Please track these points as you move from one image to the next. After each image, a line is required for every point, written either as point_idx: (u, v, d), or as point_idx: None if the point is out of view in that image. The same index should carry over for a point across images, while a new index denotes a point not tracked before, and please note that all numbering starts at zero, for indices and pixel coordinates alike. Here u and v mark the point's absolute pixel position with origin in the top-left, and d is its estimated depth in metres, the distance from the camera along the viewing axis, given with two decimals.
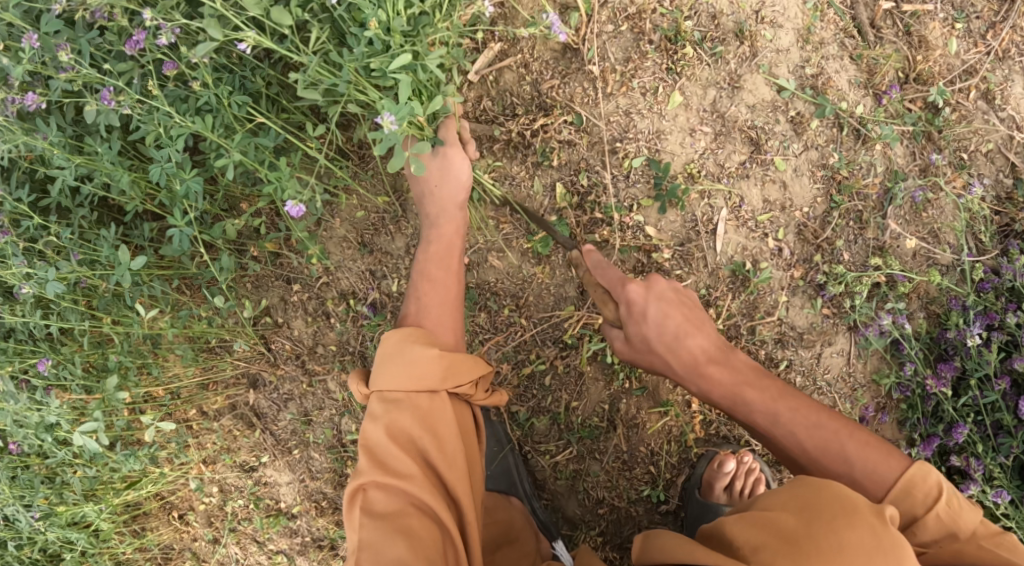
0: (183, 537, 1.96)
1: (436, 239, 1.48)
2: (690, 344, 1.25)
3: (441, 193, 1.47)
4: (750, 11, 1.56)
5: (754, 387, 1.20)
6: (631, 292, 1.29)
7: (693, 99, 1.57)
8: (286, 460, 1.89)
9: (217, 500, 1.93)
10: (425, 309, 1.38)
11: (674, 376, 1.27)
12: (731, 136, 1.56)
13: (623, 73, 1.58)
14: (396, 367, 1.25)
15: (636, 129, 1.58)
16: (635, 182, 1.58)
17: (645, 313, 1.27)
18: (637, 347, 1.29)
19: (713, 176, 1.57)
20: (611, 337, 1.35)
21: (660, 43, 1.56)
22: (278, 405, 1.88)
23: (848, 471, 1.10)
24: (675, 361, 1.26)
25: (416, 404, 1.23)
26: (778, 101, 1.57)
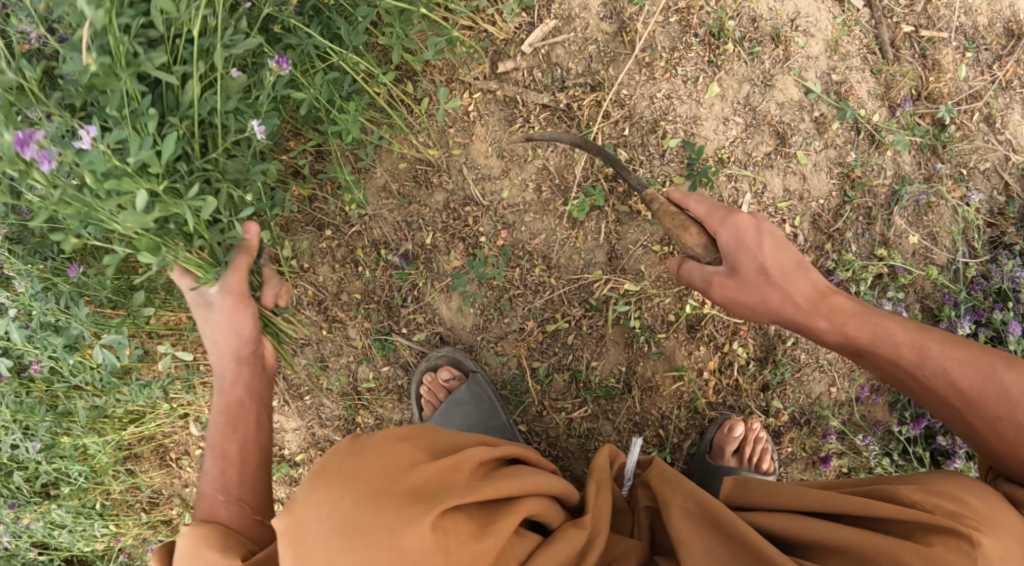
0: (173, 482, 2.01)
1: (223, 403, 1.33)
2: (802, 281, 1.27)
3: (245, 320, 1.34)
4: (786, 19, 1.72)
5: (894, 321, 1.25)
6: (730, 228, 1.26)
7: (729, 92, 1.70)
8: (297, 406, 1.92)
9: (215, 447, 2.02)
10: (218, 483, 1.24)
11: (791, 313, 1.27)
12: (761, 128, 1.70)
13: (669, 60, 1.70)
14: (229, 465, 1.26)
15: (675, 112, 1.70)
16: (669, 160, 1.71)
17: (759, 242, 1.25)
18: (749, 280, 1.26)
19: (741, 162, 1.70)
20: (705, 272, 1.30)
21: (704, 37, 1.70)
22: (293, 349, 1.91)
23: (1011, 412, 1.14)
24: (792, 294, 1.27)
25: (209, 539, 1.14)
26: (804, 102, 1.70)
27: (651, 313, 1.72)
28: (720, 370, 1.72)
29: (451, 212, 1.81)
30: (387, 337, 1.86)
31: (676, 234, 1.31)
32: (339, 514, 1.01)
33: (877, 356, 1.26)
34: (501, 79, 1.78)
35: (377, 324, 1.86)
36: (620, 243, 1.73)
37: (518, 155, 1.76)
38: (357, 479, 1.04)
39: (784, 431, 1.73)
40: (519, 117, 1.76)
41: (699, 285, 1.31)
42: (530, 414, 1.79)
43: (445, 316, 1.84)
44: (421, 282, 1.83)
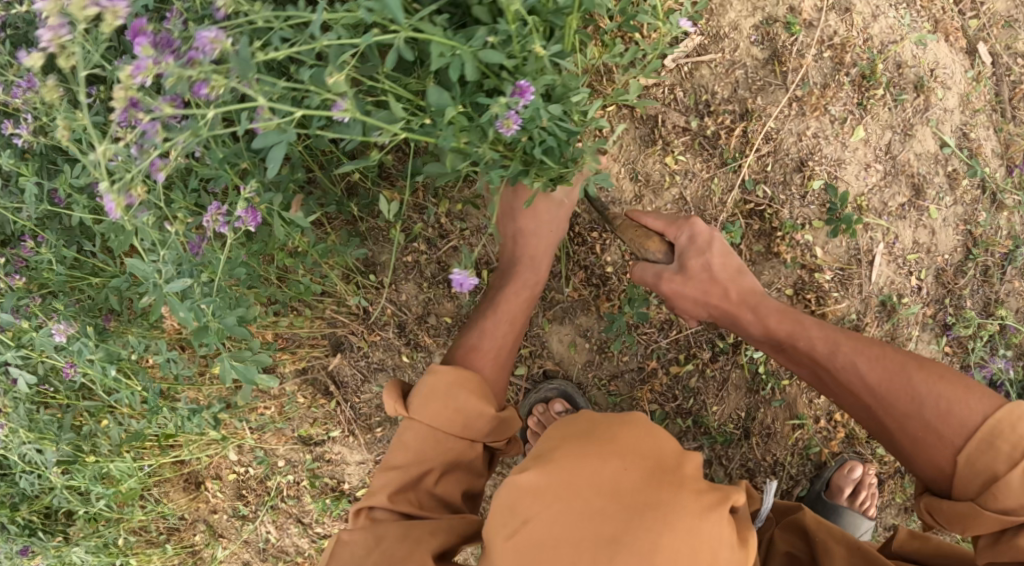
0: (199, 508, 2.03)
1: (519, 279, 1.49)
2: (746, 282, 1.34)
3: (543, 236, 1.50)
4: (927, 67, 1.68)
5: (817, 323, 1.27)
6: (687, 233, 1.34)
7: (873, 137, 1.66)
8: (362, 437, 1.88)
9: (259, 473, 1.97)
10: (495, 346, 1.41)
11: (732, 311, 1.33)
12: (898, 178, 1.67)
13: (821, 98, 1.63)
14: (509, 331, 1.44)
15: (821, 153, 1.64)
16: (810, 202, 1.65)
17: (709, 245, 1.33)
18: (695, 275, 1.32)
19: (876, 212, 1.67)
20: (654, 270, 1.36)
21: (856, 78, 1.64)
22: (364, 374, 1.86)
23: (918, 404, 1.10)
24: (731, 291, 1.33)
25: (466, 385, 1.28)
26: (939, 155, 1.68)
27: (776, 359, 1.66)
28: (836, 420, 1.70)
29: (574, 236, 1.65)
30: None
31: (637, 244, 1.39)
32: (587, 501, 0.96)
33: (795, 352, 1.28)
34: (641, 95, 1.63)
35: None
36: None
37: (654, 181, 1.64)
38: (632, 454, 1.00)
39: (886, 480, 1.74)
40: (659, 138, 1.63)
41: (651, 285, 1.38)
42: None
43: (555, 350, 1.70)
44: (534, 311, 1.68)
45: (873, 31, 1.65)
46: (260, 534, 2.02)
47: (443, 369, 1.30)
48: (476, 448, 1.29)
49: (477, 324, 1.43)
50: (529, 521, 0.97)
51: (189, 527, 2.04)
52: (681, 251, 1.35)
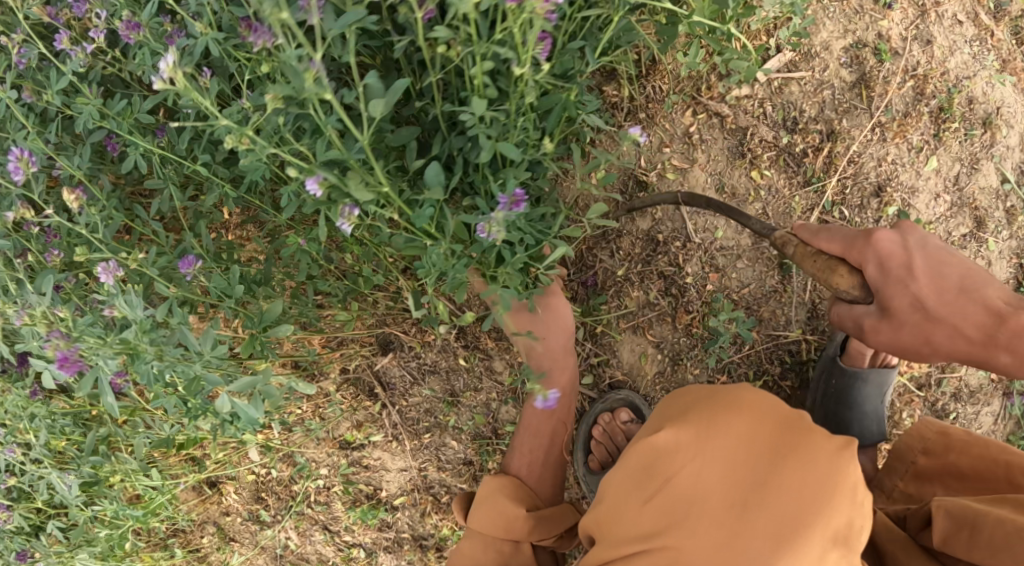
0: (207, 509, 1.90)
1: (544, 392, 1.54)
2: (987, 293, 1.08)
3: (554, 339, 1.52)
4: (995, 106, 1.68)
5: None
6: (875, 257, 1.10)
7: (944, 168, 1.68)
8: (403, 443, 1.80)
9: (285, 477, 1.87)
10: (529, 457, 1.47)
11: (973, 345, 1.08)
12: (963, 210, 1.70)
13: (901, 126, 1.65)
14: (537, 446, 1.48)
15: (898, 179, 1.66)
16: (883, 226, 1.66)
17: (909, 272, 1.09)
18: (905, 320, 1.10)
19: (940, 240, 1.70)
20: (857, 317, 1.16)
21: (934, 110, 1.66)
22: (414, 376, 1.78)
23: None
24: (967, 320, 1.08)
25: (505, 492, 1.36)
26: (1000, 190, 1.71)
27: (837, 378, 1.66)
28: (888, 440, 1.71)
29: (658, 243, 1.63)
30: None
31: (823, 282, 1.16)
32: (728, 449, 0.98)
33: None
34: (733, 105, 1.62)
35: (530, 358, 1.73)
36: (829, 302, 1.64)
37: (739, 195, 1.63)
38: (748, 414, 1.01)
39: None
40: (747, 152, 1.63)
41: (851, 331, 1.18)
42: None
43: (623, 359, 1.68)
44: (609, 317, 1.66)
45: (950, 65, 1.66)
46: (278, 539, 1.90)
47: (487, 481, 1.40)
48: (523, 551, 1.31)
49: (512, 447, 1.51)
50: (669, 481, 0.99)
51: (197, 529, 1.91)
52: (876, 285, 1.11)
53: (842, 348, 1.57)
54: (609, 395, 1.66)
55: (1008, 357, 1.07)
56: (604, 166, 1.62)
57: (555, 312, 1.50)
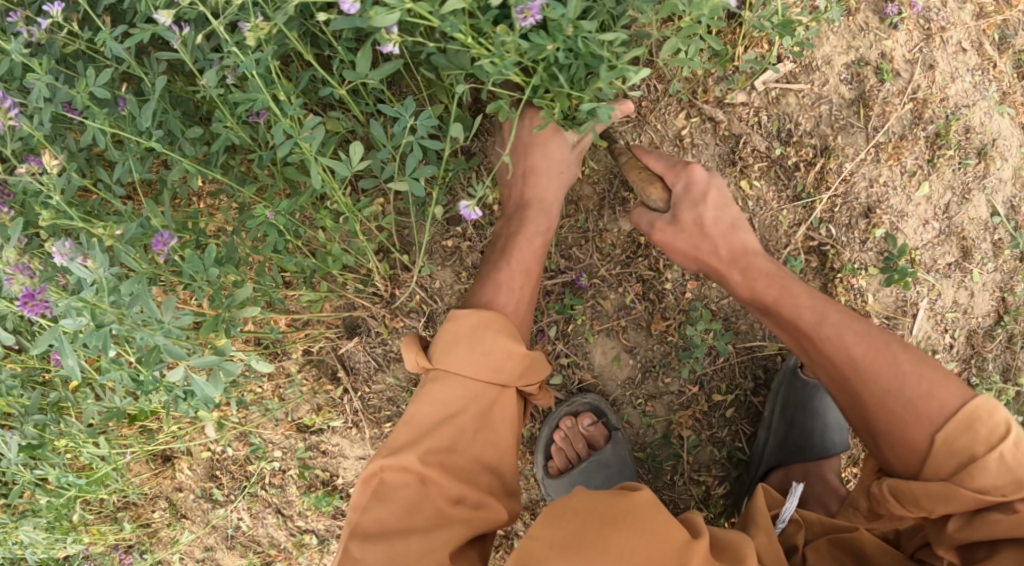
0: (162, 483, 1.91)
1: (529, 233, 1.47)
2: (742, 235, 1.32)
3: (547, 182, 1.49)
4: (991, 136, 1.63)
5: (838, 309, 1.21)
6: (683, 181, 1.33)
7: (935, 195, 1.64)
8: (361, 432, 1.76)
9: (242, 455, 1.85)
10: (513, 298, 1.39)
11: (712, 264, 1.32)
12: (950, 238, 1.66)
13: (895, 147, 1.61)
14: (520, 282, 1.41)
15: (888, 202, 1.62)
16: (869, 247, 1.63)
17: (704, 199, 1.31)
18: (686, 229, 1.32)
19: (925, 267, 1.66)
20: (650, 220, 1.36)
21: (931, 135, 1.61)
22: (379, 362, 1.73)
23: (902, 386, 1.11)
24: (723, 245, 1.31)
25: (491, 326, 1.27)
26: (989, 223, 1.66)
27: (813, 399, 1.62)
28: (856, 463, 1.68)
29: (640, 247, 1.60)
30: None
31: (640, 189, 1.38)
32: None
33: (781, 320, 1.27)
34: (727, 111, 1.58)
35: None
36: None
37: None
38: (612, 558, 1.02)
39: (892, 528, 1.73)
40: (736, 160, 1.59)
41: (640, 231, 1.40)
42: (662, 480, 1.66)
43: (596, 360, 1.64)
44: (585, 317, 1.62)
45: (949, 91, 1.61)
46: (230, 519, 1.91)
47: (464, 312, 1.28)
48: (506, 395, 1.27)
49: (488, 278, 1.41)
50: None
51: (148, 503, 1.93)
52: (675, 200, 1.34)
53: (804, 358, 1.57)
54: (579, 400, 1.63)
55: (698, 265, 1.35)
56: (592, 163, 1.58)
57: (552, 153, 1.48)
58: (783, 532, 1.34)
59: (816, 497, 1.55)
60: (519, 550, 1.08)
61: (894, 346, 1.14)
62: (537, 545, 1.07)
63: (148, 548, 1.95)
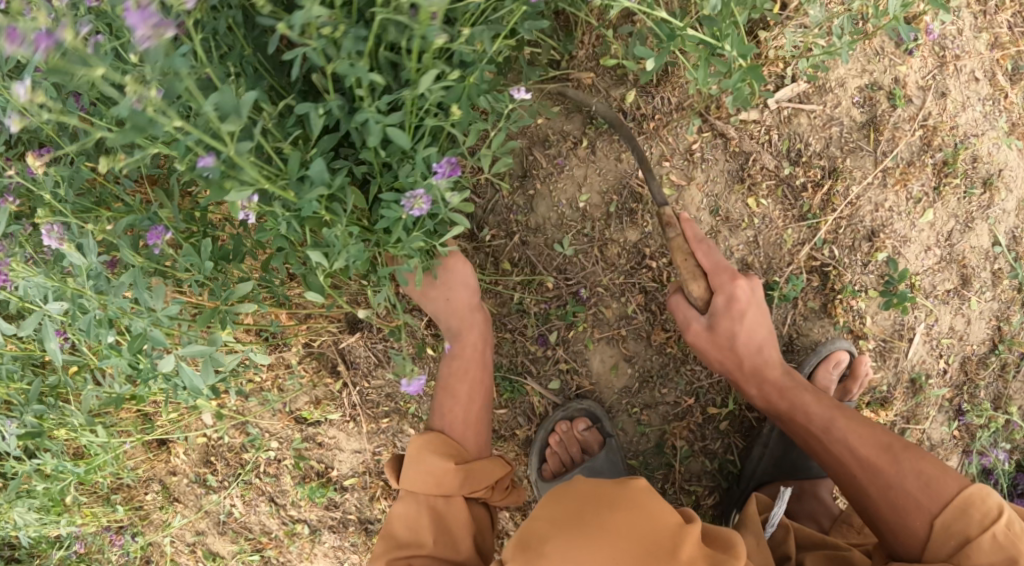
0: (156, 466, 1.93)
1: (459, 351, 1.51)
2: (767, 355, 1.41)
3: (459, 299, 1.49)
4: (999, 167, 1.64)
5: (826, 407, 1.35)
6: (727, 294, 1.35)
7: (939, 222, 1.65)
8: (357, 426, 1.78)
9: (238, 443, 1.87)
10: (456, 418, 1.48)
11: (734, 373, 1.43)
12: (951, 265, 1.67)
13: (902, 173, 1.62)
14: (455, 404, 1.48)
15: (892, 227, 1.64)
16: (870, 270, 1.65)
17: (743, 314, 1.36)
18: (719, 341, 1.39)
19: (924, 292, 1.68)
20: (687, 315, 1.41)
21: (938, 162, 1.63)
22: (378, 358, 1.74)
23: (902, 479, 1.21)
24: (745, 349, 1.39)
25: (429, 448, 1.41)
26: (990, 252, 1.68)
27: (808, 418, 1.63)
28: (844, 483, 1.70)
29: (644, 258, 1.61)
30: (519, 380, 1.66)
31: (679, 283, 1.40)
32: (604, 550, 1.05)
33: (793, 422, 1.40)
34: (739, 127, 1.59)
35: (502, 358, 1.65)
36: (799, 339, 1.65)
37: (732, 220, 1.61)
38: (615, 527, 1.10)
39: None
40: (745, 177, 1.60)
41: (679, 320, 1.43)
42: (653, 489, 1.68)
43: (594, 368, 1.65)
44: (586, 325, 1.63)
45: (960, 121, 1.62)
46: (223, 505, 1.93)
47: (411, 442, 1.44)
48: (456, 504, 1.39)
49: (432, 407, 1.51)
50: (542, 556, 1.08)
51: (142, 486, 1.95)
52: (714, 311, 1.37)
53: (810, 378, 1.62)
54: (574, 405, 1.65)
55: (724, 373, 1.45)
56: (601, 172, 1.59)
57: (455, 272, 1.47)
58: (771, 536, 1.35)
59: (808, 513, 1.59)
60: (524, 532, 1.13)
61: (891, 451, 1.25)
62: (539, 526, 1.13)
63: (140, 530, 1.97)
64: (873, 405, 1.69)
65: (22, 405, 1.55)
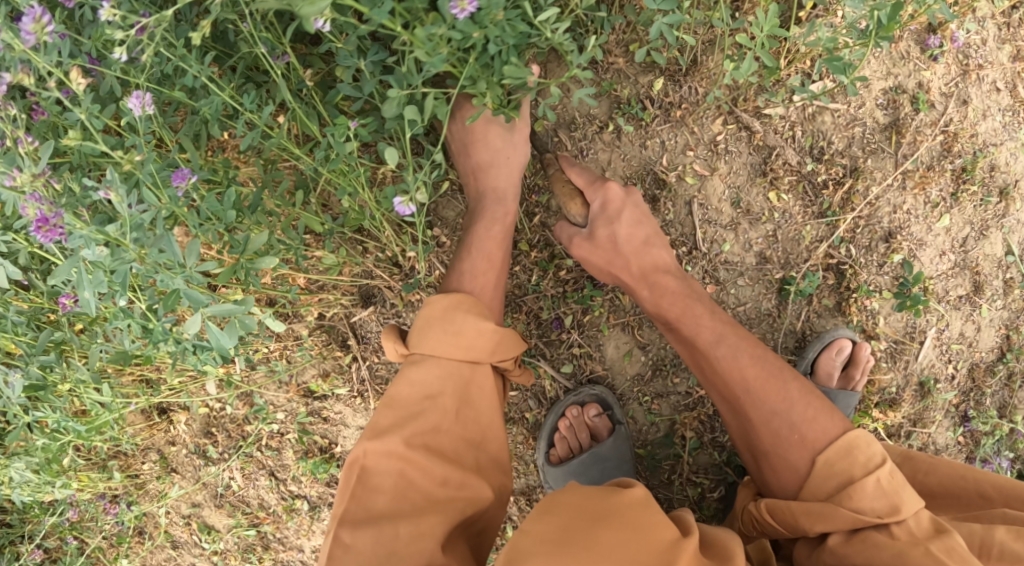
0: (155, 435, 1.90)
1: (499, 219, 1.47)
2: (654, 252, 1.41)
3: (508, 163, 1.49)
4: (1016, 177, 1.66)
5: (708, 311, 1.35)
6: (601, 197, 1.41)
7: (954, 228, 1.67)
8: (365, 402, 1.76)
9: (241, 414, 1.84)
10: (485, 283, 1.40)
11: (624, 281, 1.42)
12: (964, 272, 1.69)
13: (922, 177, 1.64)
14: (488, 267, 1.42)
15: (908, 229, 1.65)
16: (885, 271, 1.66)
17: (619, 214, 1.40)
18: (603, 245, 1.41)
19: (936, 297, 1.69)
20: (569, 233, 1.44)
21: (957, 168, 1.65)
22: None
23: (789, 409, 1.23)
24: (639, 262, 1.40)
25: (461, 307, 1.25)
26: (1002, 261, 1.70)
27: None
28: None
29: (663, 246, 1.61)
30: (532, 362, 1.66)
31: (561, 203, 1.45)
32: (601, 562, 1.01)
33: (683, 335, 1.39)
34: (764, 121, 1.60)
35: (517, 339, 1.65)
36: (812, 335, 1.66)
37: (753, 213, 1.62)
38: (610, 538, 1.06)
39: None
40: (768, 171, 1.61)
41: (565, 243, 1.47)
42: (658, 479, 1.68)
43: (607, 353, 1.65)
44: (602, 309, 1.63)
45: (980, 128, 1.64)
46: (221, 478, 1.90)
47: (435, 300, 1.27)
48: (482, 371, 1.24)
49: (456, 268, 1.41)
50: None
51: (139, 455, 1.92)
52: (593, 219, 1.42)
53: (813, 365, 1.63)
54: (585, 390, 1.65)
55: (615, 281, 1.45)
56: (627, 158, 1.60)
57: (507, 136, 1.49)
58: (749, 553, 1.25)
59: None
60: (509, 547, 1.06)
61: (781, 380, 1.26)
62: (527, 541, 1.06)
63: (135, 499, 1.95)
64: (882, 406, 1.70)
65: (27, 357, 1.53)
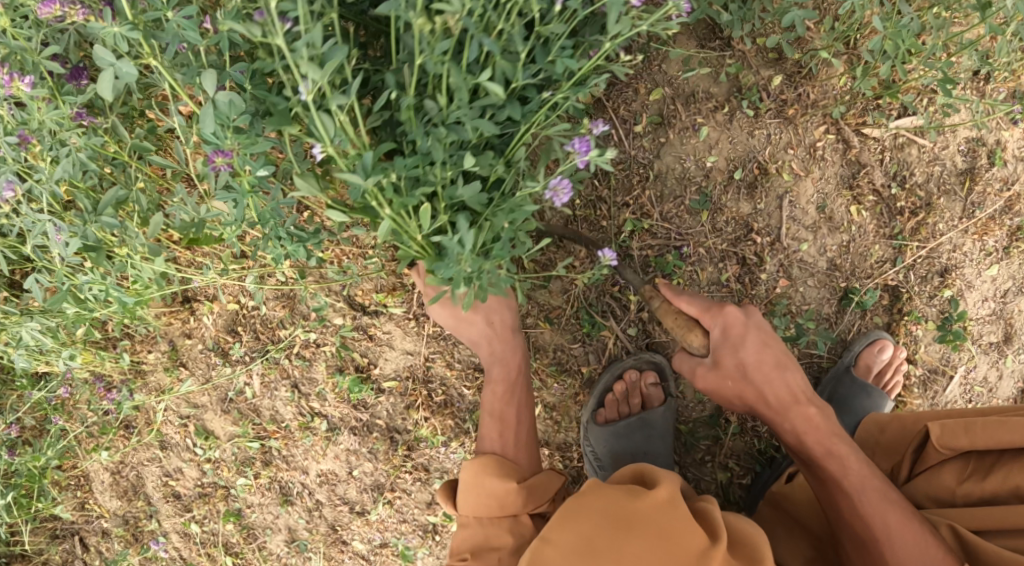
0: (172, 325, 1.77)
1: (500, 377, 1.45)
2: (784, 377, 1.27)
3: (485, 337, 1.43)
4: None
5: (841, 437, 1.26)
6: (724, 325, 1.27)
7: (1000, 278, 1.79)
8: (416, 328, 1.72)
9: (278, 318, 1.74)
10: (503, 446, 1.39)
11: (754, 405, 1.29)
12: (999, 321, 1.80)
13: (983, 225, 1.75)
14: (504, 427, 1.41)
15: (962, 270, 1.76)
16: (934, 303, 1.76)
17: (743, 339, 1.26)
18: (751, 375, 1.26)
19: (972, 338, 1.79)
20: (692, 365, 1.32)
21: (1014, 225, 1.77)
22: None
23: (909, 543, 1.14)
24: (769, 391, 1.27)
25: (488, 470, 1.32)
26: None
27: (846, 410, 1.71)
28: None
29: (748, 233, 1.67)
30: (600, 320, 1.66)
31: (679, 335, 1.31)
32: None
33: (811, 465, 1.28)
34: (861, 139, 1.69)
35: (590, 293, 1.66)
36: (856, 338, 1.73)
37: (834, 220, 1.70)
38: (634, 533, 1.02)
39: None
40: (854, 185, 1.70)
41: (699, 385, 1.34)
42: (692, 456, 1.70)
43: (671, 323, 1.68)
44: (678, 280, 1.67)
45: None
46: (235, 383, 1.79)
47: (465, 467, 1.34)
48: (523, 521, 1.28)
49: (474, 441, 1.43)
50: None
51: (148, 343, 1.78)
52: (715, 344, 1.28)
53: (856, 359, 1.70)
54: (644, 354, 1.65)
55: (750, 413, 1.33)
56: (733, 142, 1.65)
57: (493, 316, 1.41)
58: None
59: None
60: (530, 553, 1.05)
61: (913, 519, 1.17)
62: (550, 550, 1.04)
63: (134, 389, 1.80)
64: None
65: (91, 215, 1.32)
